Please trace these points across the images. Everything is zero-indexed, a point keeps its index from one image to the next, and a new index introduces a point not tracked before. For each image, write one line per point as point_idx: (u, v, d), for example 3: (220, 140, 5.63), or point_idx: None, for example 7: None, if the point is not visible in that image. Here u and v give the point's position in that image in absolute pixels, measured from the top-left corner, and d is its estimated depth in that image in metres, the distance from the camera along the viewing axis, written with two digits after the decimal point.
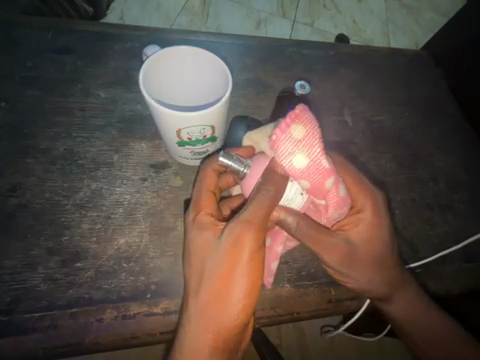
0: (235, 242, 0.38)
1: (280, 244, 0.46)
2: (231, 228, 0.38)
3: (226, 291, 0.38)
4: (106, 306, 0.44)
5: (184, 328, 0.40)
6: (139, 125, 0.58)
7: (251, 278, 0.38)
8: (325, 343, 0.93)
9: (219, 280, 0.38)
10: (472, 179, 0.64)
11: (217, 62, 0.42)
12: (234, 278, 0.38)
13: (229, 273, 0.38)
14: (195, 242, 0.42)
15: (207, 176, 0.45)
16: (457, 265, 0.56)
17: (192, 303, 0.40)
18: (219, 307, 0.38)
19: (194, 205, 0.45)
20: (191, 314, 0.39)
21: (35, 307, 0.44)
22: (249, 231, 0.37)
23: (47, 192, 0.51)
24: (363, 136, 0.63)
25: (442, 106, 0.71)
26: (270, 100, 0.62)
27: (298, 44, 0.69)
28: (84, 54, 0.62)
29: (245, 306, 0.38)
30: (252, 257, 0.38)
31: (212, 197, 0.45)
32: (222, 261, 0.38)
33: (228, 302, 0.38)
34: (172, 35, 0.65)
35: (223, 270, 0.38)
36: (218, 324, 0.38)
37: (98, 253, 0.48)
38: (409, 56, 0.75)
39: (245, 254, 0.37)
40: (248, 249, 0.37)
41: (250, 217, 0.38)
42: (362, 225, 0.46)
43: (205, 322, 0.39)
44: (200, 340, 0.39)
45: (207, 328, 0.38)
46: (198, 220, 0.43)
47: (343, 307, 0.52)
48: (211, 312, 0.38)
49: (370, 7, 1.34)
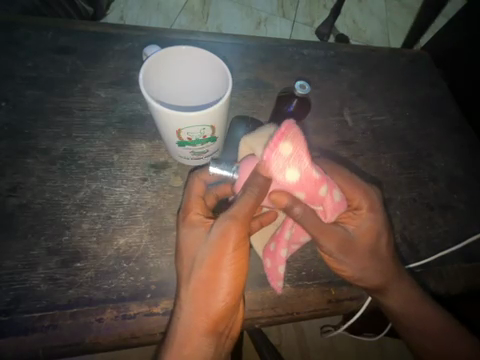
0: (222, 235, 0.38)
1: (283, 248, 0.45)
2: (219, 225, 0.39)
3: (215, 281, 0.39)
4: (106, 306, 0.44)
5: (173, 319, 0.40)
6: (139, 124, 0.58)
7: (238, 270, 0.39)
8: (325, 343, 0.93)
9: (209, 271, 0.39)
10: (473, 180, 0.64)
11: (218, 63, 0.42)
12: (221, 270, 0.38)
13: (218, 264, 0.38)
14: (185, 238, 0.42)
15: (195, 185, 0.46)
16: (457, 265, 0.56)
17: (181, 294, 0.40)
18: (208, 296, 0.39)
19: (183, 209, 0.45)
20: (181, 305, 0.40)
21: (35, 307, 0.44)
22: (235, 224, 0.38)
23: (47, 192, 0.51)
24: (363, 136, 0.63)
25: (442, 106, 0.71)
26: (270, 101, 0.62)
27: (298, 44, 0.69)
28: (84, 54, 0.62)
29: (232, 296, 0.39)
30: (237, 251, 0.38)
31: (202, 201, 0.45)
32: (211, 252, 0.39)
33: (216, 291, 0.39)
34: (171, 35, 0.65)
35: (212, 262, 0.39)
36: (207, 312, 0.39)
37: (98, 253, 0.48)
38: (409, 55, 0.75)
39: (232, 247, 0.38)
40: (234, 242, 0.38)
41: (236, 212, 0.39)
42: (360, 218, 0.47)
43: (194, 310, 0.39)
44: (190, 330, 0.39)
45: (197, 316, 0.39)
46: (190, 218, 0.43)
47: (343, 307, 0.51)
48: (199, 301, 0.39)
49: (369, 7, 1.34)
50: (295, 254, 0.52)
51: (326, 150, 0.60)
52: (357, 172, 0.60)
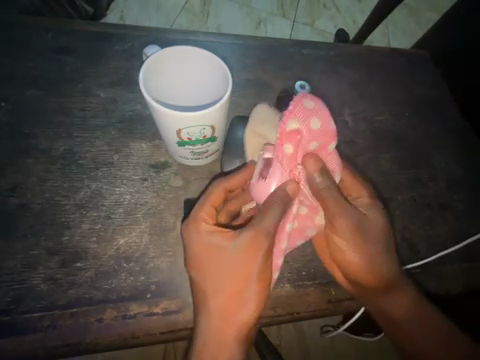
0: (252, 243, 0.41)
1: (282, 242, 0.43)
2: (246, 234, 0.41)
3: (244, 289, 0.41)
4: (106, 306, 0.45)
5: (202, 322, 0.42)
6: (139, 124, 0.57)
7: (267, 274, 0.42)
8: (325, 343, 0.93)
9: (239, 278, 0.41)
10: (473, 180, 0.64)
11: (217, 63, 0.42)
12: (252, 276, 0.41)
13: (249, 271, 0.41)
14: (205, 248, 0.43)
15: (216, 194, 0.45)
16: (456, 265, 0.56)
17: (210, 302, 0.42)
18: (238, 302, 0.41)
19: (191, 219, 0.44)
20: (211, 312, 0.42)
21: (35, 308, 0.44)
22: (265, 234, 0.41)
23: (48, 192, 0.51)
24: (363, 136, 0.63)
25: (443, 106, 0.71)
26: (270, 101, 0.62)
27: (298, 44, 0.69)
28: (84, 54, 0.62)
29: (261, 298, 0.42)
30: (268, 257, 0.41)
31: (213, 211, 0.45)
32: (240, 262, 0.41)
33: (248, 294, 0.41)
34: (171, 35, 0.65)
35: (243, 270, 0.41)
36: (239, 317, 0.41)
37: (98, 253, 0.48)
38: (411, 55, 0.74)
39: (262, 254, 0.41)
40: (265, 250, 0.41)
41: (265, 223, 0.41)
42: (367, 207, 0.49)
43: (225, 316, 0.41)
44: (221, 333, 0.41)
45: (228, 321, 0.41)
46: (202, 230, 0.43)
47: (343, 307, 0.52)
48: (232, 304, 0.42)
49: (370, 6, 1.34)
50: (295, 254, 0.52)
51: None
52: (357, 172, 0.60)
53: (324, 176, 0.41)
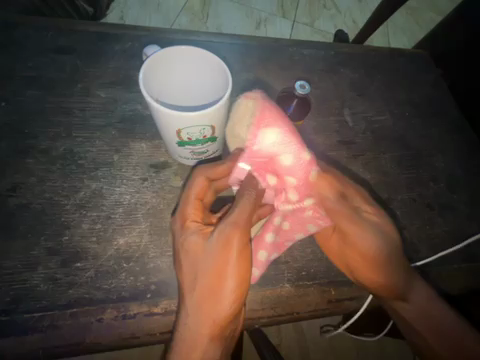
0: (224, 238, 0.39)
1: (269, 232, 0.48)
2: (219, 229, 0.40)
3: (218, 289, 0.38)
4: (106, 306, 0.45)
5: (180, 322, 0.40)
6: (139, 124, 0.57)
7: (241, 275, 0.38)
8: (324, 343, 0.93)
9: (213, 276, 0.38)
10: (473, 180, 0.64)
11: (217, 63, 0.42)
12: (225, 275, 0.38)
13: (221, 269, 0.38)
14: (185, 244, 0.42)
15: (197, 185, 0.44)
16: (456, 265, 0.56)
17: (186, 299, 0.40)
18: (211, 301, 0.38)
19: (179, 214, 0.45)
20: (186, 311, 0.40)
21: (35, 307, 0.44)
22: (237, 230, 0.39)
23: (47, 192, 0.51)
24: (363, 136, 0.63)
25: (443, 106, 0.71)
26: (270, 101, 0.63)
27: (298, 44, 0.69)
28: (84, 54, 0.62)
29: (237, 300, 0.39)
30: (241, 255, 0.38)
31: (199, 205, 0.45)
32: (214, 259, 0.39)
33: (221, 294, 0.38)
34: (171, 35, 0.65)
35: (215, 267, 0.38)
36: (212, 316, 0.38)
37: (98, 253, 0.48)
38: (411, 55, 0.74)
39: (235, 251, 0.38)
40: (236, 247, 0.38)
41: (238, 218, 0.40)
42: (375, 218, 0.49)
43: (198, 315, 0.39)
44: (194, 332, 0.39)
45: (200, 322, 0.39)
46: (187, 225, 0.44)
47: (343, 307, 0.52)
48: (205, 304, 0.39)
49: (370, 7, 1.34)
50: (295, 254, 0.52)
51: (325, 150, 0.61)
52: (356, 172, 0.60)
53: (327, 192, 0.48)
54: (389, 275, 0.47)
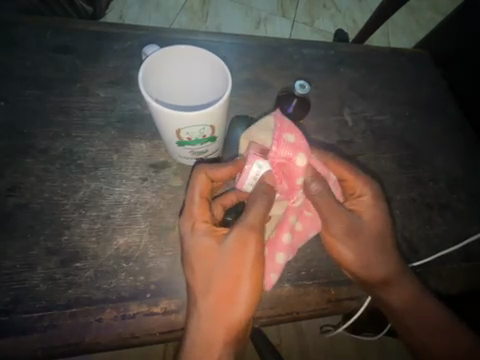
0: (240, 242, 0.40)
1: (285, 233, 0.44)
2: (234, 232, 0.40)
3: (234, 293, 0.40)
4: (106, 306, 0.45)
5: (192, 323, 0.41)
6: (139, 124, 0.57)
7: (255, 280, 0.40)
8: (324, 342, 0.93)
9: (229, 281, 0.40)
10: (473, 180, 0.64)
11: (217, 64, 0.42)
12: (241, 280, 0.40)
13: (237, 274, 0.40)
14: (196, 247, 0.42)
15: (200, 183, 0.44)
16: (456, 264, 0.56)
17: (200, 303, 0.41)
18: (226, 305, 0.40)
19: (186, 214, 0.44)
20: (200, 313, 0.41)
21: (34, 307, 0.44)
22: (254, 235, 0.40)
23: (47, 192, 0.50)
24: (363, 136, 0.63)
25: (443, 106, 0.70)
26: (270, 100, 0.62)
27: (298, 44, 0.69)
28: (83, 54, 0.61)
29: (252, 303, 0.41)
30: (255, 261, 0.40)
31: (205, 205, 0.45)
32: (231, 264, 0.40)
33: (237, 298, 0.40)
34: (171, 35, 0.65)
35: (230, 271, 0.40)
36: (228, 318, 0.40)
37: (97, 253, 0.48)
38: (411, 54, 0.74)
39: (251, 256, 0.40)
40: (251, 252, 0.40)
41: (254, 221, 0.40)
42: (367, 206, 0.49)
43: (214, 318, 0.40)
44: (209, 333, 0.40)
45: (217, 324, 0.40)
46: (196, 227, 0.43)
47: (342, 306, 0.52)
48: (221, 308, 0.40)
49: (370, 6, 1.34)
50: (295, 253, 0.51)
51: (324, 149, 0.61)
52: None
53: (317, 181, 0.44)
54: (383, 265, 0.49)
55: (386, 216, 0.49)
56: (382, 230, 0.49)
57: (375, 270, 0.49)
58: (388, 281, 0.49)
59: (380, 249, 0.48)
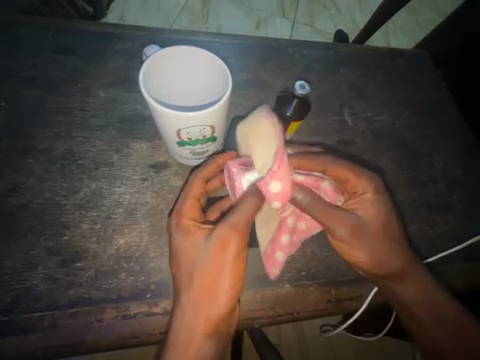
0: (221, 240, 0.40)
1: (284, 234, 0.48)
2: (217, 228, 0.40)
3: (214, 289, 0.40)
4: (106, 306, 0.45)
5: (178, 317, 0.41)
6: (139, 125, 0.57)
7: (235, 277, 0.41)
8: (324, 343, 0.93)
9: (208, 277, 0.40)
10: (473, 180, 0.64)
11: (218, 64, 0.42)
12: (221, 276, 0.40)
13: (218, 271, 0.40)
14: (181, 243, 0.43)
15: (195, 185, 0.46)
16: (456, 264, 0.56)
17: (182, 296, 0.41)
18: (207, 300, 0.40)
19: (175, 213, 0.45)
20: (182, 306, 0.41)
21: (35, 307, 0.44)
22: (235, 233, 0.40)
23: (47, 192, 0.51)
24: (363, 136, 0.63)
25: (443, 106, 0.71)
26: (270, 101, 0.63)
27: (298, 44, 0.69)
28: (84, 54, 0.61)
29: (232, 299, 0.41)
30: (236, 259, 0.40)
31: (197, 204, 0.45)
32: (211, 259, 0.40)
33: (216, 293, 0.40)
34: (171, 35, 0.65)
35: (211, 267, 0.40)
36: (207, 315, 0.40)
37: (98, 253, 0.48)
38: (411, 54, 0.74)
39: (232, 254, 0.40)
40: (232, 250, 0.40)
41: (237, 220, 0.40)
42: (369, 202, 0.48)
43: (195, 313, 0.41)
44: (189, 327, 0.40)
45: (198, 319, 0.40)
46: (184, 224, 0.43)
47: (343, 307, 0.52)
48: (202, 304, 0.41)
49: (370, 7, 1.34)
50: (295, 254, 0.51)
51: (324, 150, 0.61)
52: None
53: (305, 192, 0.44)
54: (393, 256, 0.47)
55: (386, 206, 0.48)
56: (386, 224, 0.48)
57: (385, 261, 0.47)
58: (398, 272, 0.48)
59: (385, 238, 0.48)
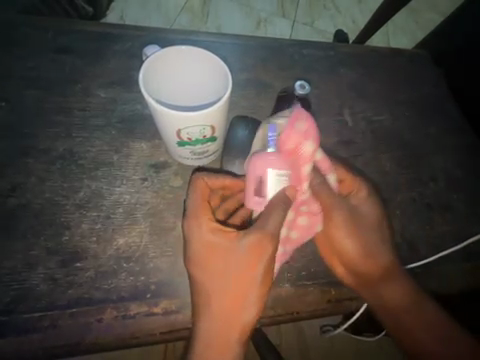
0: (256, 246, 0.40)
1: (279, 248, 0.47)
2: (252, 235, 0.40)
3: (246, 294, 0.41)
4: (106, 306, 0.45)
5: (203, 322, 0.41)
6: (139, 124, 0.57)
7: (266, 281, 0.41)
8: (325, 343, 0.93)
9: (240, 282, 0.41)
10: (473, 180, 0.64)
11: (218, 63, 0.42)
12: (253, 280, 0.41)
13: (251, 276, 0.40)
14: (205, 248, 0.42)
15: (200, 189, 0.44)
16: (456, 264, 0.56)
17: (211, 302, 0.41)
18: (238, 305, 0.41)
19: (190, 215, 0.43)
20: (212, 312, 0.41)
21: (35, 307, 0.44)
22: (269, 240, 0.40)
23: (47, 192, 0.51)
24: (363, 136, 0.63)
25: (443, 105, 0.71)
26: (270, 101, 0.62)
27: (299, 44, 0.69)
28: (84, 54, 0.61)
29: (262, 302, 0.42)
30: (269, 264, 0.41)
31: (208, 207, 0.44)
32: (243, 265, 0.40)
33: (248, 297, 0.41)
34: (171, 35, 0.65)
35: (244, 272, 0.40)
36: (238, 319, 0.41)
37: (97, 253, 0.48)
38: (412, 54, 0.74)
39: (265, 260, 0.40)
40: (267, 256, 0.40)
41: (272, 227, 0.40)
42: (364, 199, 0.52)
43: (226, 317, 0.41)
44: (220, 334, 0.41)
45: (229, 324, 0.41)
46: (204, 228, 0.42)
47: (341, 307, 0.52)
48: (233, 308, 0.41)
49: (371, 7, 1.34)
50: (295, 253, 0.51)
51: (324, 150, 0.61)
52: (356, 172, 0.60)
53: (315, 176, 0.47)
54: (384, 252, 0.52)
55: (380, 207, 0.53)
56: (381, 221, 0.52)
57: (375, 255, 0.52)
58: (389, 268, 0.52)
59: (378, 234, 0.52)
